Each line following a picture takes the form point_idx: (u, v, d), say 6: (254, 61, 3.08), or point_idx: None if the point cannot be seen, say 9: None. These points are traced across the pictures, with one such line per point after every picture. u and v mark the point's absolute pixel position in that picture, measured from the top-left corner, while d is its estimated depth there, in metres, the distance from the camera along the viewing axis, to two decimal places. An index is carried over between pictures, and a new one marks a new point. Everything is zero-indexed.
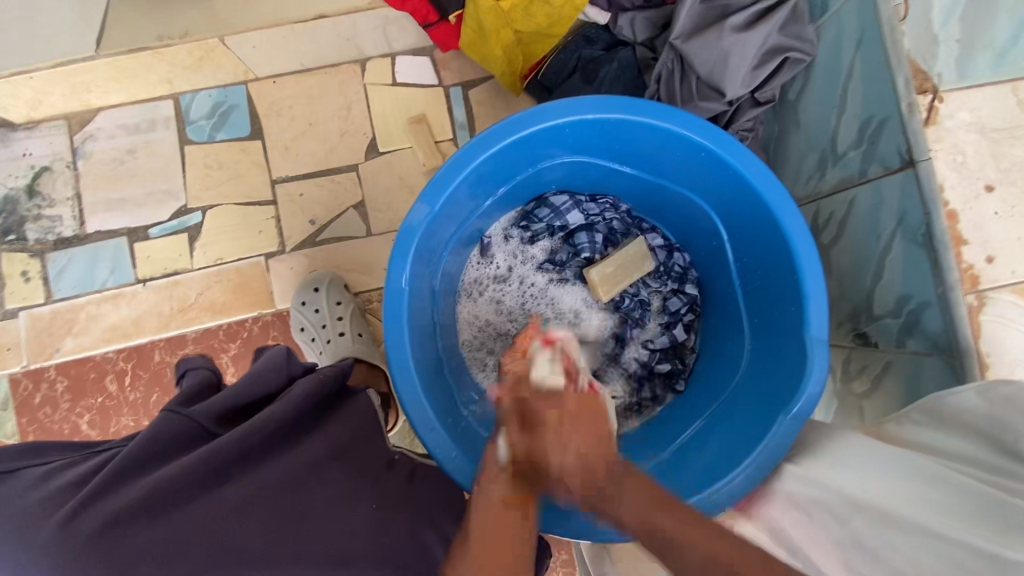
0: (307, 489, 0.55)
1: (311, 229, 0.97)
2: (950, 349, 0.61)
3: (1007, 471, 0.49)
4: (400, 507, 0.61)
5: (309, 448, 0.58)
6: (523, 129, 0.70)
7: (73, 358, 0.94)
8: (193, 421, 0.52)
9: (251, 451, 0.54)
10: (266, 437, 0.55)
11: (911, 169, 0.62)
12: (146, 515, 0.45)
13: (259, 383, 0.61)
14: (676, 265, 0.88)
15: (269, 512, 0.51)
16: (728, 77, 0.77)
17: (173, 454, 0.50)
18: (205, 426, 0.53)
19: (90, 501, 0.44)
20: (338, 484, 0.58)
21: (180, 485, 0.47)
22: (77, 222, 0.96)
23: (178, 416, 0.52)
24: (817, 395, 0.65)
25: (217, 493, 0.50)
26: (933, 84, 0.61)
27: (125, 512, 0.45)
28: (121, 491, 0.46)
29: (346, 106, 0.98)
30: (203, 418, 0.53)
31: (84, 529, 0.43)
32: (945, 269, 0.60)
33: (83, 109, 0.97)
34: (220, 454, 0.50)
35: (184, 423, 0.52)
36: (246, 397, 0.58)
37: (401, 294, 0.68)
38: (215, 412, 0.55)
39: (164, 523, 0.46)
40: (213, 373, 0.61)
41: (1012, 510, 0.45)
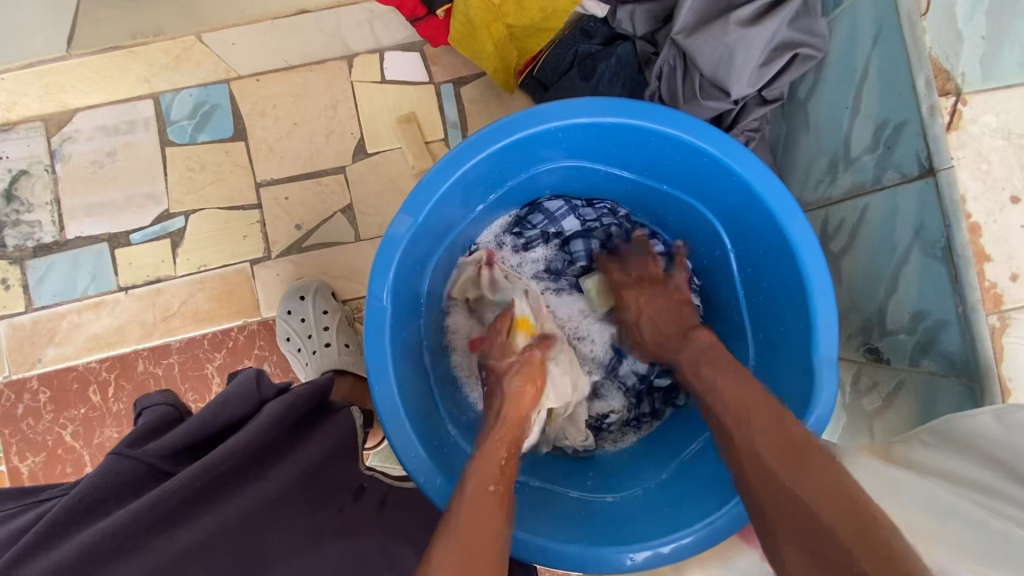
0: (265, 530, 0.52)
1: (297, 234, 0.93)
2: (970, 370, 0.57)
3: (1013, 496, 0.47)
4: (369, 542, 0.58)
5: (270, 483, 0.55)
6: (512, 134, 0.66)
7: (55, 368, 0.92)
8: (141, 461, 0.49)
9: (204, 491, 0.51)
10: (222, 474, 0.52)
11: (930, 177, 0.58)
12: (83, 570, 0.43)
13: (221, 411, 0.59)
14: (677, 273, 0.84)
15: (224, 555, 0.48)
16: (733, 76, 0.72)
17: (117, 500, 0.47)
18: (156, 466, 0.51)
19: (21, 560, 0.42)
20: (299, 520, 0.55)
21: (121, 536, 0.45)
22: (57, 227, 0.93)
23: (125, 457, 0.49)
24: (824, 418, 0.62)
25: (163, 540, 0.47)
26: (956, 85, 0.55)
27: (61, 567, 0.42)
28: (57, 546, 0.43)
29: (332, 105, 0.94)
30: (153, 458, 0.50)
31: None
32: (965, 286, 0.56)
33: (60, 110, 0.93)
34: (166, 499, 0.47)
35: (130, 465, 0.49)
36: (203, 429, 0.57)
37: (382, 310, 0.64)
38: (169, 449, 0.52)
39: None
40: (172, 410, 0.60)
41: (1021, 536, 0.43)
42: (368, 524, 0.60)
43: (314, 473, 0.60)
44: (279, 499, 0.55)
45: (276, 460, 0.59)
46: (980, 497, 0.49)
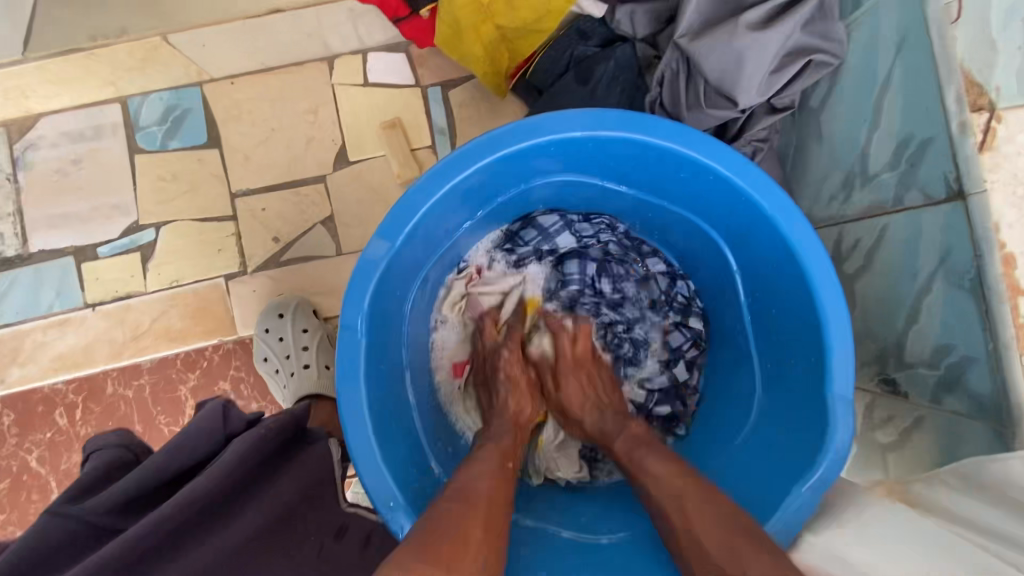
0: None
1: (275, 247, 0.88)
2: (1000, 414, 0.52)
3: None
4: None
5: (232, 530, 0.52)
6: (501, 149, 0.60)
7: (19, 390, 0.87)
8: (84, 520, 0.45)
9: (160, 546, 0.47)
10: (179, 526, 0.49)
11: (959, 202, 0.52)
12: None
13: (178, 454, 0.53)
14: (679, 294, 0.78)
15: None
16: (742, 85, 0.66)
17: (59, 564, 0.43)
18: (102, 524, 0.46)
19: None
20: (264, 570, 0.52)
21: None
22: (20, 240, 0.88)
23: (68, 517, 0.44)
24: (840, 461, 0.56)
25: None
26: (990, 100, 0.50)
27: None
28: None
29: (312, 110, 0.88)
30: (99, 514, 0.46)
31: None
32: (997, 323, 0.51)
33: (22, 115, 0.87)
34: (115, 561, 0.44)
35: (72, 524, 0.44)
36: (159, 475, 0.51)
37: (357, 340, 0.59)
38: (115, 500, 0.47)
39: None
40: (127, 450, 0.55)
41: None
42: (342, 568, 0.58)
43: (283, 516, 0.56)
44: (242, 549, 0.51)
45: (240, 503, 0.55)
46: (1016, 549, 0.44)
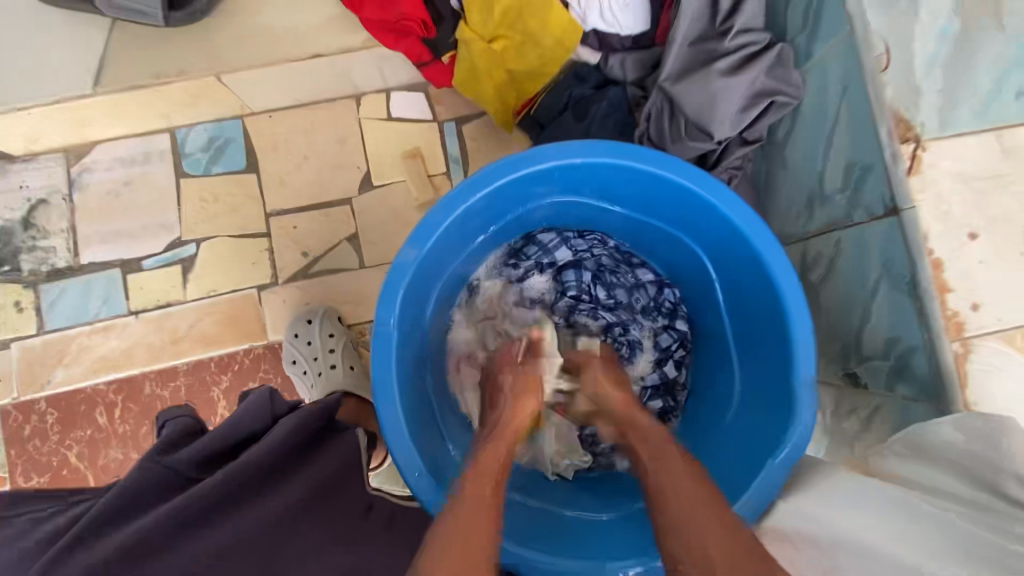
0: (281, 536, 0.55)
1: (304, 261, 0.97)
2: (936, 394, 0.62)
3: (993, 508, 0.51)
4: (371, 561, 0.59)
5: (285, 494, 0.58)
6: (513, 172, 0.71)
7: (63, 390, 0.94)
8: (170, 469, 0.54)
9: (227, 497, 0.55)
10: (244, 481, 0.56)
11: (895, 217, 0.63)
12: (122, 564, 0.47)
13: (240, 425, 0.63)
14: (666, 300, 0.88)
15: (240, 560, 0.51)
16: (716, 120, 0.79)
17: (150, 502, 0.52)
18: (184, 474, 0.55)
19: (67, 555, 0.46)
20: (312, 531, 0.57)
21: (153, 535, 0.49)
22: (71, 253, 0.97)
23: (158, 464, 0.54)
24: (805, 438, 0.65)
25: (190, 540, 0.51)
26: (916, 133, 0.61)
27: (104, 561, 0.46)
28: (97, 542, 0.48)
29: (341, 141, 0.99)
30: (180, 464, 0.55)
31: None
32: (930, 317, 0.60)
33: (79, 142, 0.98)
34: (192, 503, 0.52)
35: (160, 472, 0.54)
36: (226, 440, 0.60)
37: (389, 335, 0.68)
38: (197, 456, 0.57)
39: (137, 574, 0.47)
40: (193, 420, 0.64)
41: (1000, 550, 0.47)
42: (374, 539, 0.61)
43: (326, 486, 0.62)
44: (293, 507, 0.57)
45: (290, 474, 0.61)
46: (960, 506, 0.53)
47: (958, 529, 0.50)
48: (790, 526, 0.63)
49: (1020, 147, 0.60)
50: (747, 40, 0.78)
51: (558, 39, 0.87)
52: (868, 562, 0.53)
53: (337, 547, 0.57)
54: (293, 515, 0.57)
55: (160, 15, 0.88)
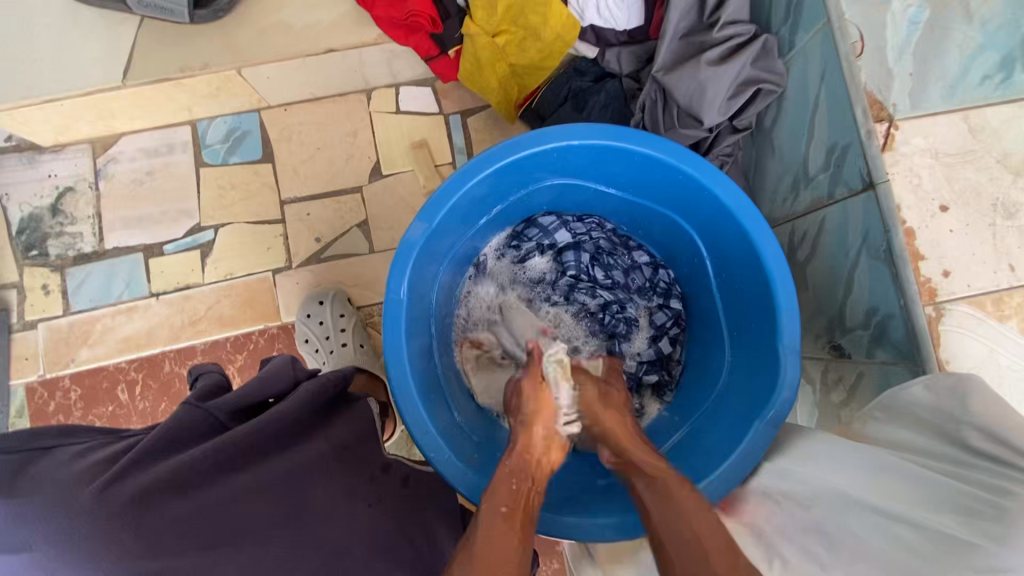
0: (308, 487, 0.57)
1: (317, 247, 1.02)
2: (913, 358, 0.65)
3: (959, 458, 0.53)
4: (385, 522, 0.62)
5: (309, 448, 0.61)
6: (514, 154, 0.75)
7: (87, 368, 0.99)
8: (208, 413, 0.56)
9: (260, 444, 0.56)
10: (275, 432, 0.58)
11: (871, 191, 0.67)
12: (175, 490, 0.47)
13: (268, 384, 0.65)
14: (661, 281, 0.93)
15: (271, 502, 0.53)
16: (706, 105, 0.84)
17: (191, 441, 0.53)
18: (219, 418, 0.57)
19: (122, 476, 0.45)
20: (332, 484, 0.60)
21: (201, 467, 0.50)
22: (97, 238, 1.02)
23: (196, 407, 0.55)
24: (791, 399, 0.69)
25: (231, 478, 0.52)
26: (889, 113, 0.66)
27: (157, 484, 0.46)
28: (148, 468, 0.47)
29: (353, 132, 1.05)
30: (216, 410, 0.57)
31: (119, 497, 0.44)
32: (905, 283, 0.64)
33: (106, 134, 1.04)
34: (235, 442, 0.53)
35: (199, 415, 0.55)
36: (254, 397, 0.63)
37: (399, 304, 0.73)
38: (231, 407, 0.59)
39: (187, 501, 0.48)
40: (221, 377, 0.67)
41: (974, 500, 0.49)
42: (387, 501, 0.64)
43: (345, 445, 0.65)
44: (317, 463, 0.60)
45: (313, 432, 0.64)
46: (929, 461, 0.55)
47: (935, 484, 0.52)
48: (771, 484, 0.66)
49: (986, 125, 0.65)
50: (734, 32, 0.83)
51: (557, 34, 0.92)
52: (850, 518, 0.55)
53: (356, 504, 0.60)
54: (316, 468, 0.59)
55: (185, 12, 0.94)
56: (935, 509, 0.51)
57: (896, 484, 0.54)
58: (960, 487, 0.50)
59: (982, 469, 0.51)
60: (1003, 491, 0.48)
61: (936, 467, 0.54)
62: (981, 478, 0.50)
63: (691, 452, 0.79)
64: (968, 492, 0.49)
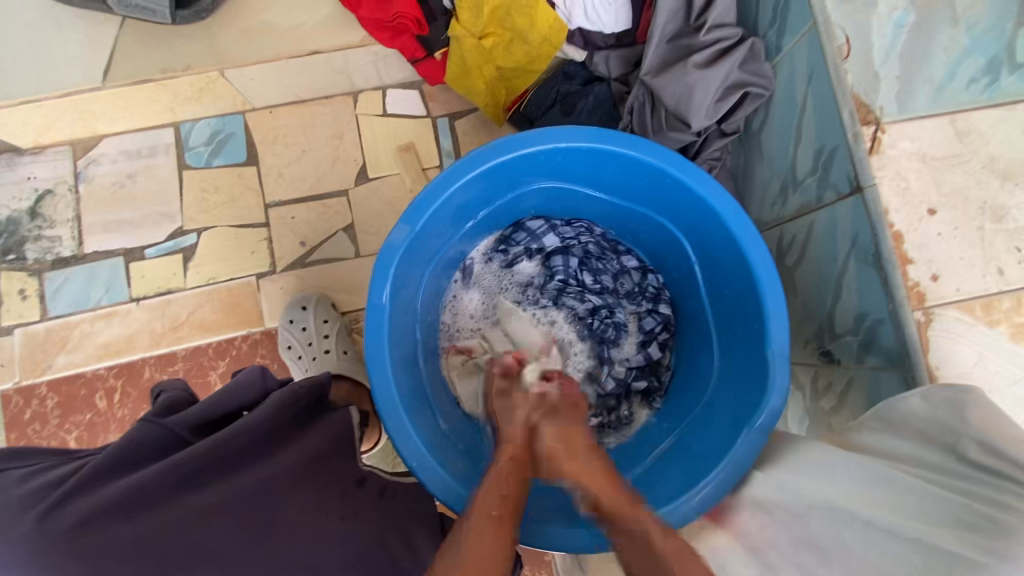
0: (275, 503, 0.56)
1: (302, 251, 1.01)
2: (903, 363, 0.64)
3: (954, 470, 0.53)
4: (360, 533, 0.61)
5: (278, 461, 0.59)
6: (498, 157, 0.74)
7: (64, 375, 0.96)
8: (170, 429, 0.55)
9: (224, 459, 0.55)
10: (242, 445, 0.57)
11: (859, 195, 0.67)
12: (122, 513, 0.47)
13: (230, 400, 0.63)
14: (650, 285, 0.92)
15: (232, 520, 0.52)
16: (693, 110, 0.83)
17: (149, 459, 0.52)
18: (180, 433, 0.56)
19: (66, 499, 0.46)
20: (303, 498, 0.58)
21: (154, 486, 0.49)
22: (76, 242, 1.00)
23: (154, 423, 0.54)
24: (781, 405, 0.68)
25: (187, 497, 0.51)
26: (876, 116, 0.65)
27: (100, 508, 0.46)
28: (95, 491, 0.47)
29: (339, 135, 1.04)
30: (178, 426, 0.56)
31: (60, 523, 0.44)
32: (893, 287, 0.64)
33: (87, 135, 1.02)
34: (194, 460, 0.52)
35: (157, 431, 0.54)
36: (219, 410, 0.61)
37: (381, 310, 0.71)
38: (193, 420, 0.57)
39: (134, 523, 0.47)
40: (188, 394, 0.65)
41: (973, 514, 0.49)
42: (364, 515, 0.62)
43: (319, 455, 0.63)
44: (286, 476, 0.58)
45: (286, 442, 0.62)
46: (925, 472, 0.55)
47: (936, 498, 0.52)
48: (763, 495, 0.65)
49: (974, 129, 0.65)
50: (720, 35, 0.83)
51: (543, 36, 0.92)
52: (844, 529, 0.55)
53: (327, 518, 0.59)
54: (285, 481, 0.58)
55: (168, 12, 0.95)
56: (936, 525, 0.50)
57: (892, 494, 0.54)
58: (960, 500, 0.50)
59: (976, 480, 0.51)
60: (1002, 505, 0.48)
61: (935, 479, 0.53)
62: (977, 491, 0.50)
63: (681, 459, 0.78)
64: (967, 505, 0.50)
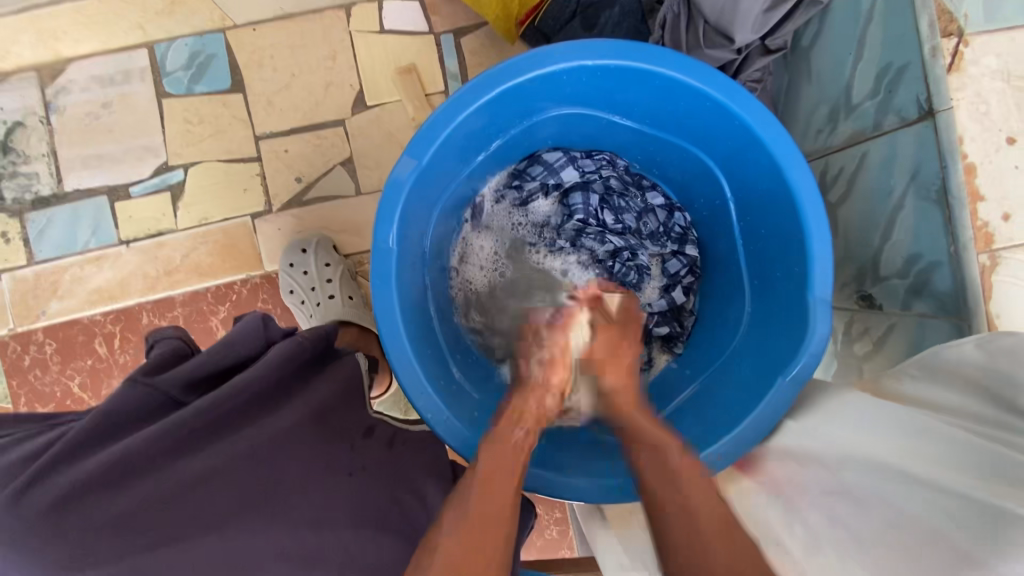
0: (275, 464, 0.53)
1: (298, 187, 0.93)
2: (958, 310, 0.58)
3: (1004, 424, 0.47)
4: (365, 491, 0.58)
5: (276, 421, 0.56)
6: (514, 77, 0.65)
7: (60, 321, 0.93)
8: (157, 392, 0.50)
9: (216, 421, 0.51)
10: (233, 406, 0.53)
11: (929, 120, 0.59)
12: (107, 486, 0.43)
13: (225, 352, 0.58)
14: (676, 225, 0.85)
15: (229, 488, 0.49)
16: (738, 22, 0.72)
17: (134, 424, 0.48)
18: (170, 394, 0.51)
19: (42, 476, 0.41)
20: (303, 460, 0.55)
21: (141, 455, 0.45)
22: (55, 180, 0.93)
23: (141, 386, 0.49)
24: (819, 355, 0.63)
25: (180, 464, 0.47)
26: (959, 26, 0.56)
27: (84, 483, 0.42)
28: (74, 466, 0.43)
29: (331, 56, 0.93)
30: (171, 387, 0.51)
31: (37, 502, 0.40)
32: (958, 228, 0.57)
33: (53, 59, 0.93)
34: (184, 424, 0.48)
35: (145, 393, 0.49)
36: (213, 363, 0.56)
37: (388, 255, 0.65)
38: (185, 379, 0.53)
39: (121, 496, 0.44)
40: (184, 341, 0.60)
41: (1001, 460, 0.44)
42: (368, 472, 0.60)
43: (318, 412, 0.60)
44: (284, 435, 0.55)
45: (285, 399, 0.59)
46: (971, 422, 0.49)
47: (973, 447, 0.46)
48: (793, 445, 0.62)
49: None
50: None
51: None
52: (881, 484, 0.51)
53: (329, 481, 0.56)
54: (283, 443, 0.55)
55: None
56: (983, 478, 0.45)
57: (926, 443, 0.50)
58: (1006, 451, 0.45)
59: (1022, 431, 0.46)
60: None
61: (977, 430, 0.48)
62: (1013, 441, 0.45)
63: (703, 406, 0.75)
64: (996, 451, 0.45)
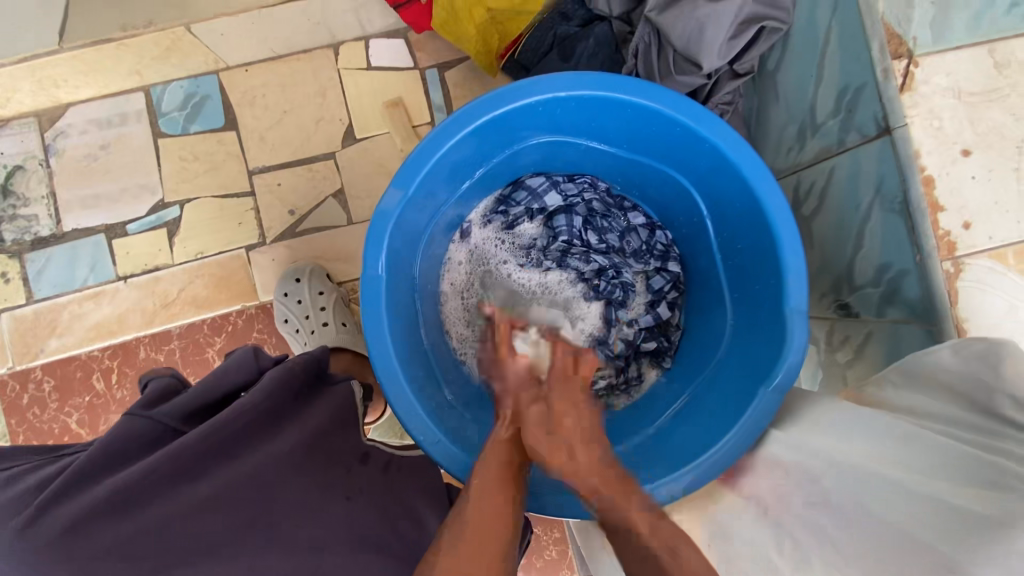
0: (275, 487, 0.54)
1: (291, 219, 0.96)
2: (929, 316, 0.60)
3: (993, 431, 0.48)
4: (365, 512, 0.59)
5: (277, 445, 0.57)
6: (493, 110, 0.69)
7: (58, 358, 0.94)
8: (158, 421, 0.52)
9: (218, 447, 0.53)
10: (236, 431, 0.55)
11: (886, 137, 0.62)
12: (113, 512, 0.45)
13: (218, 384, 0.60)
14: (658, 243, 0.88)
15: (232, 511, 0.50)
16: (704, 49, 0.77)
17: (138, 454, 0.50)
18: (171, 424, 0.53)
19: (47, 506, 0.43)
20: (304, 482, 0.57)
21: (143, 483, 0.47)
22: (54, 221, 0.96)
23: (142, 416, 0.51)
24: (798, 364, 0.65)
25: (183, 489, 0.49)
26: (909, 48, 0.59)
27: (89, 510, 0.44)
28: (78, 496, 0.45)
29: (321, 92, 0.97)
30: (167, 417, 0.53)
31: (44, 532, 0.42)
32: (922, 236, 0.59)
33: (52, 105, 0.96)
34: (185, 451, 0.50)
35: (147, 423, 0.51)
36: (207, 394, 0.58)
37: (377, 281, 0.68)
38: (183, 410, 0.55)
39: (124, 522, 0.45)
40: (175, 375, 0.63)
41: (991, 468, 0.45)
42: (368, 496, 0.61)
43: (318, 436, 0.62)
44: (283, 459, 0.57)
45: (285, 424, 0.60)
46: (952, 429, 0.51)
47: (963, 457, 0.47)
48: (777, 453, 0.63)
49: (1013, 60, 0.58)
50: None
51: None
52: (862, 486, 0.52)
53: (329, 503, 0.57)
54: (285, 464, 0.56)
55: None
56: (959, 479, 0.47)
57: (910, 449, 0.51)
58: (990, 458, 0.46)
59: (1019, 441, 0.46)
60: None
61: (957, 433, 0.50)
62: (1010, 449, 0.46)
63: (688, 420, 0.77)
64: (992, 461, 0.46)
